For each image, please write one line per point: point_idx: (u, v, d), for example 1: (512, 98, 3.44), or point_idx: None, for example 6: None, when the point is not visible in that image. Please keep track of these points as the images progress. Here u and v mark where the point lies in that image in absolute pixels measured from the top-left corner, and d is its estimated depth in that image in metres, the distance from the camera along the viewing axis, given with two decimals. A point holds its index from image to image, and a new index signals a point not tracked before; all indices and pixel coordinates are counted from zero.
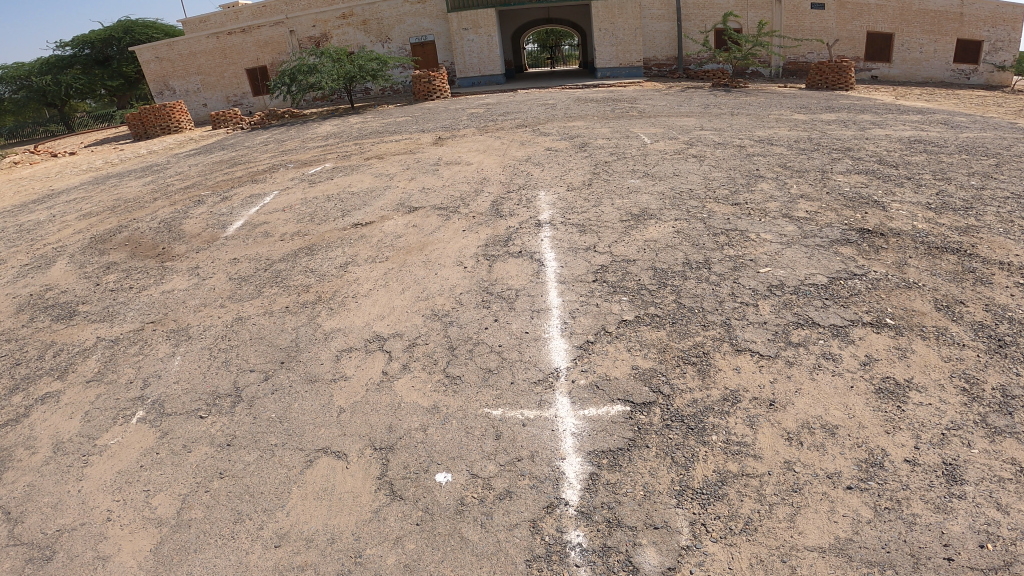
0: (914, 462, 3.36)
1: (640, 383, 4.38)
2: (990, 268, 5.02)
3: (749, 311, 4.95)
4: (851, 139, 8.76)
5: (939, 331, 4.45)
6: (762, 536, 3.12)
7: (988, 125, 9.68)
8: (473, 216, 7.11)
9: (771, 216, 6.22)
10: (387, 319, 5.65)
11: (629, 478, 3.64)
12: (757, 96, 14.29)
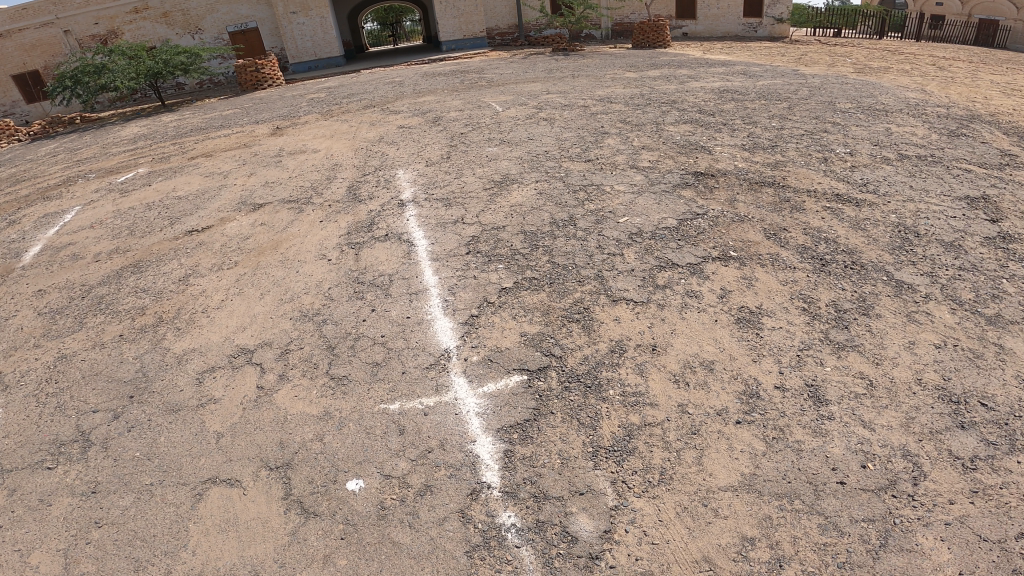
0: (784, 387, 3.69)
1: (530, 349, 4.30)
2: (801, 197, 5.77)
3: (617, 261, 5.09)
4: (676, 92, 9.41)
5: (773, 258, 4.96)
6: (680, 484, 3.22)
7: (778, 73, 10.92)
8: (328, 205, 6.59)
9: (620, 168, 6.58)
10: (249, 330, 4.97)
11: (543, 448, 3.55)
12: (591, 57, 14.71)
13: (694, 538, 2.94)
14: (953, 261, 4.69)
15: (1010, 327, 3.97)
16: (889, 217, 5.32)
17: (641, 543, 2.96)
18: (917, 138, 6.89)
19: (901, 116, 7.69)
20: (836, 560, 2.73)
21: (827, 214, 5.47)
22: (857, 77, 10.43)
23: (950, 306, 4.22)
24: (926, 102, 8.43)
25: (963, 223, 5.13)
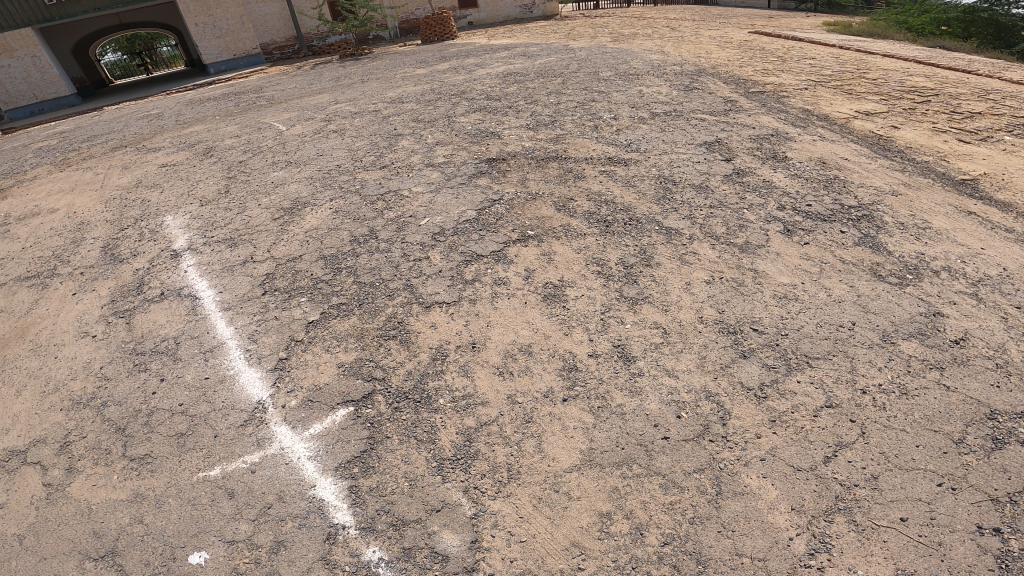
0: (597, 354, 3.80)
1: (351, 379, 3.91)
2: (582, 166, 6.09)
3: (424, 265, 4.92)
4: (463, 82, 9.44)
5: (565, 228, 5.13)
6: (528, 476, 3.15)
7: (551, 50, 11.42)
8: (79, 272, 5.59)
9: (417, 168, 6.46)
10: (12, 433, 3.91)
11: (388, 475, 3.25)
12: (380, 58, 14.22)
13: (557, 526, 2.87)
14: (705, 201, 5.22)
15: (756, 251, 4.52)
16: (650, 171, 5.79)
17: (510, 544, 2.82)
18: (663, 96, 7.66)
19: (649, 77, 8.51)
20: (686, 515, 2.79)
21: (602, 177, 5.84)
22: (614, 46, 11.27)
23: (710, 243, 4.68)
24: (667, 62, 9.41)
25: (706, 166, 5.76)
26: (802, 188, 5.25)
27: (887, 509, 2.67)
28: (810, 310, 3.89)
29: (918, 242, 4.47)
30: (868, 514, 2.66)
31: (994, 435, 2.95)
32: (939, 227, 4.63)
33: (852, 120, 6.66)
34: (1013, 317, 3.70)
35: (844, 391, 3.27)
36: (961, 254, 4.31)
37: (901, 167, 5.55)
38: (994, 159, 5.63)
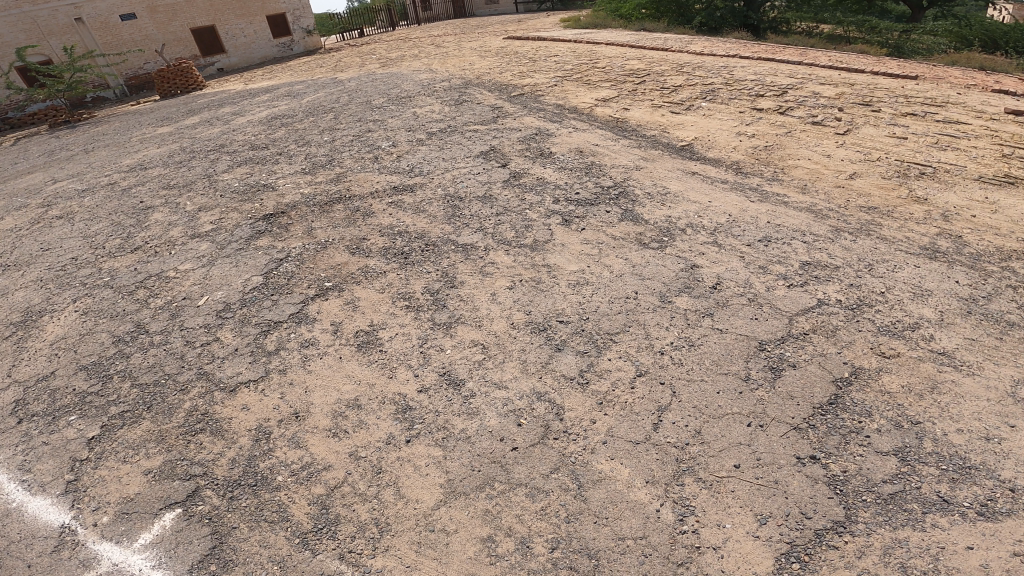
0: (425, 388, 3.89)
1: (166, 483, 3.38)
2: (368, 202, 6.06)
3: (214, 348, 4.40)
4: (220, 135, 8.77)
5: (364, 271, 5.12)
6: (399, 524, 3.05)
7: (319, 85, 11.03)
8: None
9: (180, 243, 5.82)
10: None
11: (251, 564, 2.91)
12: (112, 120, 12.53)
13: (446, 564, 2.82)
14: (491, 211, 5.53)
15: (545, 247, 5.01)
16: (437, 192, 5.96)
17: None
18: (437, 114, 7.88)
19: (421, 98, 8.70)
20: (560, 516, 2.98)
21: (391, 209, 5.88)
22: (380, 72, 11.24)
23: (504, 249, 5.08)
24: (437, 79, 9.67)
25: (486, 175, 6.03)
26: (569, 178, 5.75)
27: (721, 461, 3.07)
28: (601, 289, 4.51)
29: (664, 207, 5.22)
30: (709, 470, 3.03)
31: (770, 364, 3.66)
32: (676, 190, 5.43)
33: (594, 108, 7.48)
34: (746, 253, 4.61)
35: (647, 356, 3.87)
36: (696, 210, 5.14)
37: (638, 143, 6.38)
38: (698, 124, 6.66)
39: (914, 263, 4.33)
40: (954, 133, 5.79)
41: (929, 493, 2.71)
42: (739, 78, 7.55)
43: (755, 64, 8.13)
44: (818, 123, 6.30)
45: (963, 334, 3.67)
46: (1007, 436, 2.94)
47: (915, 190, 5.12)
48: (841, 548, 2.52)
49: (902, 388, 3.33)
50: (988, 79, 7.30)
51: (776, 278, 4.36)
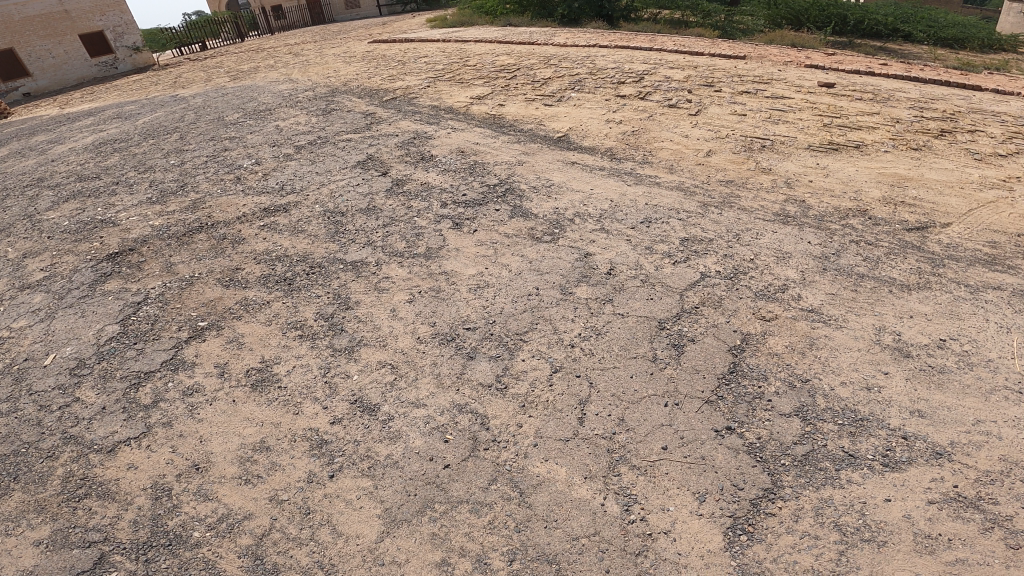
0: (339, 419, 3.53)
1: (64, 553, 2.87)
2: (234, 229, 5.50)
3: (76, 410, 3.71)
4: (36, 168, 7.50)
5: (243, 304, 4.56)
6: (345, 562, 2.77)
7: (157, 102, 9.78)
8: None
9: (7, 298, 4.91)
10: None
11: None
12: None
13: None
14: (377, 223, 5.31)
15: (439, 254, 4.87)
16: (315, 210, 5.60)
17: None
18: (303, 125, 7.42)
19: (283, 109, 8.13)
20: (510, 527, 2.86)
21: (264, 233, 5.39)
22: (233, 84, 10.24)
23: (397, 262, 4.86)
24: (297, 89, 9.05)
25: (366, 186, 5.78)
26: (454, 180, 5.68)
27: (649, 444, 3.17)
28: (502, 290, 4.45)
29: (550, 200, 5.28)
30: (640, 455, 3.12)
31: (672, 341, 3.83)
32: (559, 182, 5.54)
33: (470, 106, 7.46)
34: (633, 236, 4.79)
35: (559, 352, 3.88)
36: (581, 200, 5.25)
37: (517, 138, 6.47)
38: (571, 115, 6.88)
39: (772, 229, 4.77)
40: (783, 107, 6.53)
41: (835, 449, 2.95)
42: (602, 67, 7.94)
43: (614, 52, 8.60)
44: (673, 106, 6.80)
45: (824, 290, 4.13)
46: (883, 383, 3.30)
47: (760, 161, 5.70)
48: (778, 513, 2.69)
49: (785, 348, 3.67)
50: (800, 55, 8.32)
51: (661, 256, 4.57)
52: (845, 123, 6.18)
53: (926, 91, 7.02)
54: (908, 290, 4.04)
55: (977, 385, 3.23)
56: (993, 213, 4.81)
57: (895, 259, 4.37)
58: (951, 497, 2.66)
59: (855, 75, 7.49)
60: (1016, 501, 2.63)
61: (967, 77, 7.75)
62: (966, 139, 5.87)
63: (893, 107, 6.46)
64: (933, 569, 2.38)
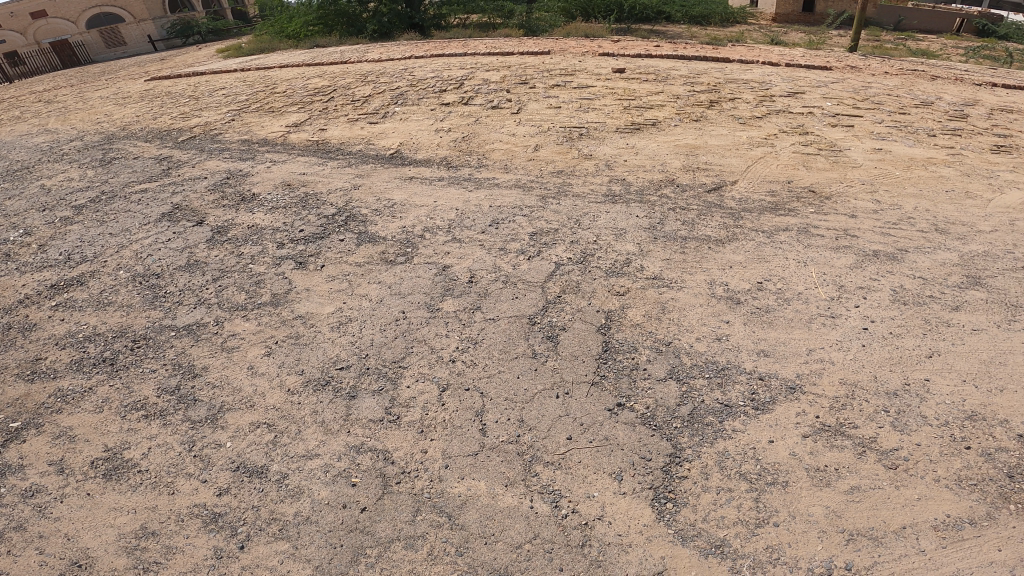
0: (226, 488, 2.95)
1: None
2: (17, 313, 4.43)
3: None
4: None
5: (60, 396, 3.62)
6: None
7: None
8: None
9: None
10: None
11: None
12: None
13: None
14: (204, 278, 4.55)
15: (287, 298, 4.25)
16: (120, 276, 4.70)
17: None
18: (78, 181, 6.34)
19: (46, 165, 6.87)
20: (451, 553, 2.58)
21: (60, 313, 4.38)
22: None
23: (241, 316, 4.13)
24: (59, 141, 7.68)
25: (180, 239, 5.06)
26: (286, 218, 5.22)
27: (554, 438, 3.06)
28: (368, 321, 3.95)
29: (396, 220, 5.06)
30: (550, 450, 3.00)
31: (546, 334, 3.71)
32: (400, 200, 5.36)
33: (288, 136, 6.97)
34: (485, 241, 4.69)
35: (442, 370, 3.53)
36: (427, 213, 5.12)
37: (347, 162, 6.17)
38: (400, 130, 6.76)
39: (604, 210, 5.06)
40: (589, 96, 7.13)
41: (712, 402, 3.19)
42: (421, 78, 7.96)
43: (431, 61, 8.69)
44: (496, 107, 7.03)
45: (660, 256, 4.44)
46: (728, 331, 3.68)
47: (582, 149, 6.14)
48: (689, 475, 2.83)
49: (644, 317, 3.83)
50: (595, 47, 9.22)
51: (516, 255, 4.50)
52: (641, 104, 6.92)
53: (693, 67, 8.16)
54: (723, 244, 4.58)
55: (798, 317, 3.80)
56: (766, 166, 5.77)
57: (705, 218, 4.94)
58: (820, 428, 3.02)
59: (640, 59, 8.47)
60: (870, 422, 3.04)
61: (718, 51, 9.13)
62: (731, 107, 6.92)
63: (672, 85, 7.43)
64: (837, 500, 2.67)
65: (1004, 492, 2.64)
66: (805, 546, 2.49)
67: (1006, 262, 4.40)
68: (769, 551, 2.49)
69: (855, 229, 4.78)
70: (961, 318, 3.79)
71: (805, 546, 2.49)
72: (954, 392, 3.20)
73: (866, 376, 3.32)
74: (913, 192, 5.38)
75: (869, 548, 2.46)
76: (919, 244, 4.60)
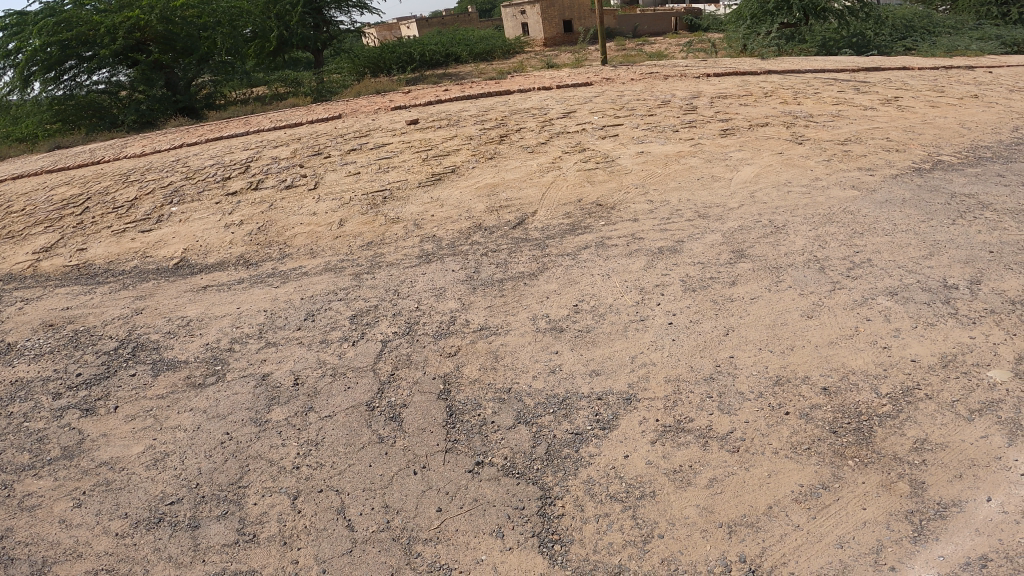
0: None
1: None
2: None
3: None
4: None
5: None
6: None
7: None
8: None
9: None
10: None
11: None
12: None
13: None
14: None
15: (82, 448, 3.59)
16: None
17: None
18: None
19: None
20: None
21: None
22: None
23: (31, 475, 3.43)
24: None
25: None
26: (56, 363, 4.44)
27: (424, 514, 2.95)
28: (188, 451, 3.47)
29: (195, 337, 4.55)
30: (424, 527, 2.89)
31: (388, 416, 3.56)
32: (196, 315, 4.85)
33: (38, 265, 6.05)
34: (302, 337, 4.40)
35: (287, 479, 3.23)
36: (231, 322, 4.69)
37: (121, 284, 5.49)
38: (182, 233, 6.17)
39: (420, 272, 5.08)
40: (387, 154, 7.17)
41: (564, 434, 3.33)
42: (198, 167, 7.37)
43: (208, 147, 8.10)
44: (290, 186, 6.75)
45: (482, 306, 4.54)
46: (559, 361, 3.88)
47: (387, 213, 6.11)
48: (565, 511, 2.92)
49: (480, 370, 3.87)
50: (383, 102, 9.34)
51: (338, 343, 4.28)
52: (437, 153, 7.11)
53: (479, 106, 8.59)
54: (536, 277, 4.84)
55: (614, 329, 4.13)
56: (557, 189, 6.23)
57: (515, 256, 5.18)
58: (663, 430, 3.30)
59: (430, 107, 8.70)
60: (702, 411, 3.40)
61: (498, 86, 9.70)
62: (518, 138, 7.39)
63: (462, 127, 7.75)
64: (704, 496, 2.93)
65: (836, 449, 3.09)
66: (695, 550, 2.70)
67: (757, 232, 5.22)
68: (666, 564, 2.65)
69: (640, 232, 5.35)
70: (740, 291, 4.41)
71: (696, 551, 2.69)
72: (756, 361, 3.71)
73: (683, 369, 3.71)
74: (675, 186, 6.17)
75: (751, 536, 2.73)
76: (690, 233, 5.28)
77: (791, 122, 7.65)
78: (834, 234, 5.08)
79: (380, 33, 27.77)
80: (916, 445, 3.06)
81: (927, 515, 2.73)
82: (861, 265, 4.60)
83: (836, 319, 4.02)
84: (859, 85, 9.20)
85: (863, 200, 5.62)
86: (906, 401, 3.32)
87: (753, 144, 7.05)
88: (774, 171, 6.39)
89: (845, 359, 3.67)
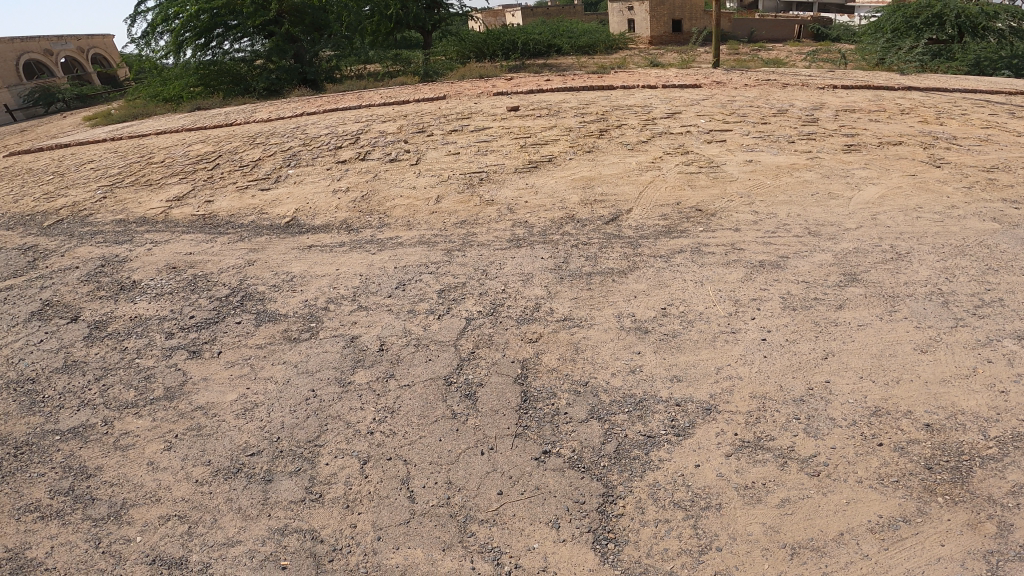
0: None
1: None
2: None
3: None
4: None
5: None
6: None
7: None
8: None
9: None
10: None
11: None
12: None
13: None
14: (86, 378, 4.15)
15: (183, 391, 3.93)
16: None
17: None
18: None
19: None
20: None
21: None
22: None
23: (132, 413, 3.78)
24: None
25: (55, 339, 4.61)
26: (175, 304, 4.88)
27: (484, 495, 2.99)
28: (275, 404, 3.71)
29: (296, 293, 4.84)
30: (483, 508, 2.93)
31: (463, 393, 3.63)
32: (299, 272, 5.16)
33: (170, 211, 6.65)
34: (392, 305, 4.56)
35: (360, 443, 3.37)
36: (329, 282, 4.95)
37: (238, 236, 5.93)
38: (294, 195, 6.57)
39: (510, 256, 5.13)
40: (487, 138, 7.28)
41: (635, 435, 3.26)
42: (314, 136, 7.82)
43: (325, 117, 8.56)
44: (395, 160, 7.01)
45: (568, 296, 4.52)
46: (640, 362, 3.79)
47: (483, 194, 6.21)
48: (625, 512, 2.86)
49: (559, 361, 3.85)
50: (489, 87, 9.48)
51: (424, 315, 4.41)
52: (537, 141, 7.13)
53: (582, 98, 8.53)
54: (626, 274, 4.75)
55: (702, 337, 3.98)
56: (656, 189, 6.08)
57: (606, 250, 5.11)
58: (741, 445, 3.15)
59: (533, 95, 8.75)
60: (786, 431, 3.21)
61: (604, 79, 9.58)
62: (619, 134, 7.27)
63: (566, 117, 7.72)
64: (772, 515, 2.77)
65: (927, 485, 2.83)
66: (752, 566, 2.57)
67: (874, 256, 4.84)
68: None
69: (741, 242, 5.12)
70: (847, 316, 4.11)
71: (753, 567, 2.56)
72: (855, 390, 3.45)
73: (772, 387, 3.51)
74: (785, 199, 5.84)
75: (813, 559, 2.56)
76: (798, 249, 4.98)
77: (929, 143, 7.00)
78: (964, 268, 4.62)
79: (485, 19, 28.30)
80: (1015, 489, 2.77)
81: (1008, 557, 2.48)
82: (991, 304, 4.16)
83: (953, 356, 3.67)
84: (1013, 109, 8.27)
85: (1005, 235, 5.06)
86: (1015, 446, 2.99)
87: (880, 163, 6.53)
88: (901, 195, 5.88)
89: (957, 399, 3.33)
